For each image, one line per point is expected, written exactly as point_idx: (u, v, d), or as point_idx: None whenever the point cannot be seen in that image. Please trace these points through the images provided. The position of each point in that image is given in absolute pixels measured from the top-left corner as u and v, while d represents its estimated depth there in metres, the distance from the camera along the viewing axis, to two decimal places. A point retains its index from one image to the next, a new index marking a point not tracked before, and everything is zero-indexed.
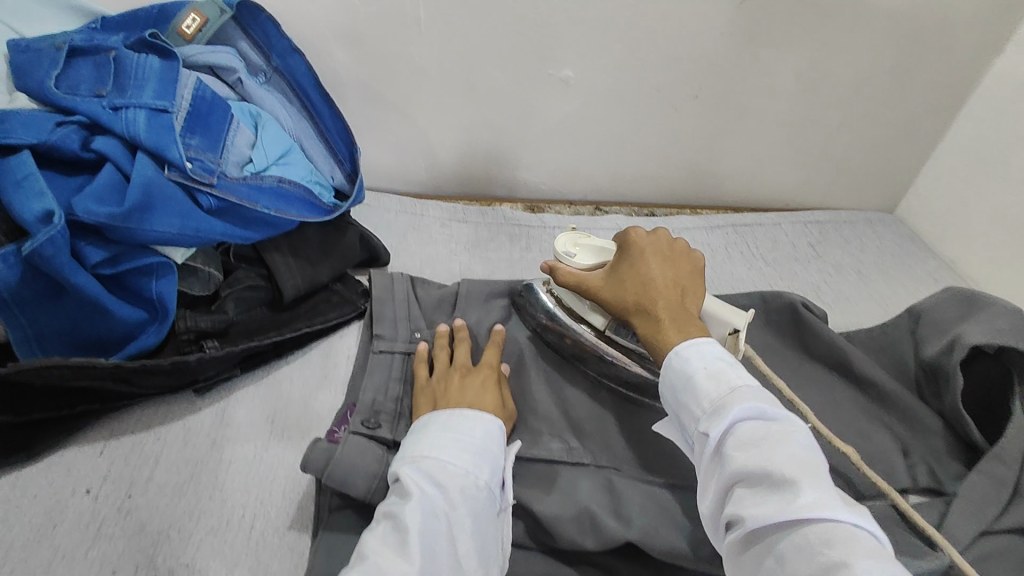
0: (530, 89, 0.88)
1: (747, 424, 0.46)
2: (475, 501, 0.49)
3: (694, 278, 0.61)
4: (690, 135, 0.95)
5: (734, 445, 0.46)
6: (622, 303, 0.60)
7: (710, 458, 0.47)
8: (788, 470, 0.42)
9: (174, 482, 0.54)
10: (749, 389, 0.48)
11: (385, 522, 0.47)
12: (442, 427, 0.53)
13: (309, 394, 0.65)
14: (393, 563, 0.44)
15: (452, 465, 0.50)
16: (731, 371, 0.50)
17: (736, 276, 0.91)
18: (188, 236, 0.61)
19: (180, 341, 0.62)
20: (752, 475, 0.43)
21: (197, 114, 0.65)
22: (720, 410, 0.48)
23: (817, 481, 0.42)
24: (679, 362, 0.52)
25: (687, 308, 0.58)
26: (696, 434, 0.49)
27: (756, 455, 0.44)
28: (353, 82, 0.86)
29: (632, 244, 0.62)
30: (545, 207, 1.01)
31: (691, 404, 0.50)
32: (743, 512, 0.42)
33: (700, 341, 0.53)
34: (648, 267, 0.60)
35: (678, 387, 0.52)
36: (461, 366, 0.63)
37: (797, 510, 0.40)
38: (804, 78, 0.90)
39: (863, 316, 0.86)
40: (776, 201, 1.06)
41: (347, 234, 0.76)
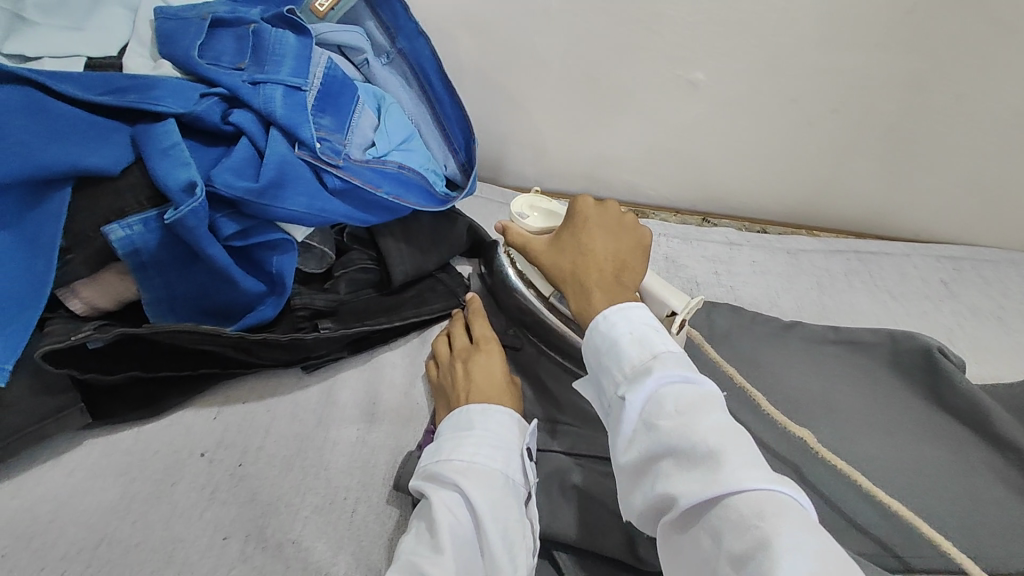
0: (651, 89, 0.84)
1: (671, 390, 0.42)
2: (496, 486, 0.47)
3: (636, 256, 0.57)
4: (819, 152, 0.89)
5: (657, 412, 0.42)
6: (559, 270, 0.56)
7: (629, 430, 0.43)
8: (711, 439, 0.39)
9: (282, 455, 0.55)
10: (672, 355, 0.44)
11: (416, 529, 0.46)
12: (455, 430, 0.51)
13: (410, 379, 0.64)
14: (426, 562, 0.43)
15: (467, 459, 0.48)
16: (658, 336, 0.46)
17: (856, 307, 0.85)
18: (313, 216, 0.61)
19: (295, 318, 0.63)
20: (677, 445, 0.39)
21: (328, 94, 0.66)
22: (642, 375, 0.43)
23: (736, 446, 0.38)
24: (606, 328, 0.47)
25: (623, 284, 0.53)
26: (616, 400, 0.45)
27: (684, 425, 0.40)
28: (472, 68, 0.85)
29: (579, 211, 0.59)
30: (652, 213, 0.98)
31: (615, 372, 0.45)
32: (672, 490, 0.38)
33: (630, 307, 0.48)
34: (592, 239, 0.56)
35: (601, 353, 0.47)
36: (461, 350, 0.62)
37: (722, 481, 0.37)
38: (959, 98, 0.82)
39: (1004, 369, 0.78)
40: (906, 229, 0.97)
41: (457, 226, 0.75)
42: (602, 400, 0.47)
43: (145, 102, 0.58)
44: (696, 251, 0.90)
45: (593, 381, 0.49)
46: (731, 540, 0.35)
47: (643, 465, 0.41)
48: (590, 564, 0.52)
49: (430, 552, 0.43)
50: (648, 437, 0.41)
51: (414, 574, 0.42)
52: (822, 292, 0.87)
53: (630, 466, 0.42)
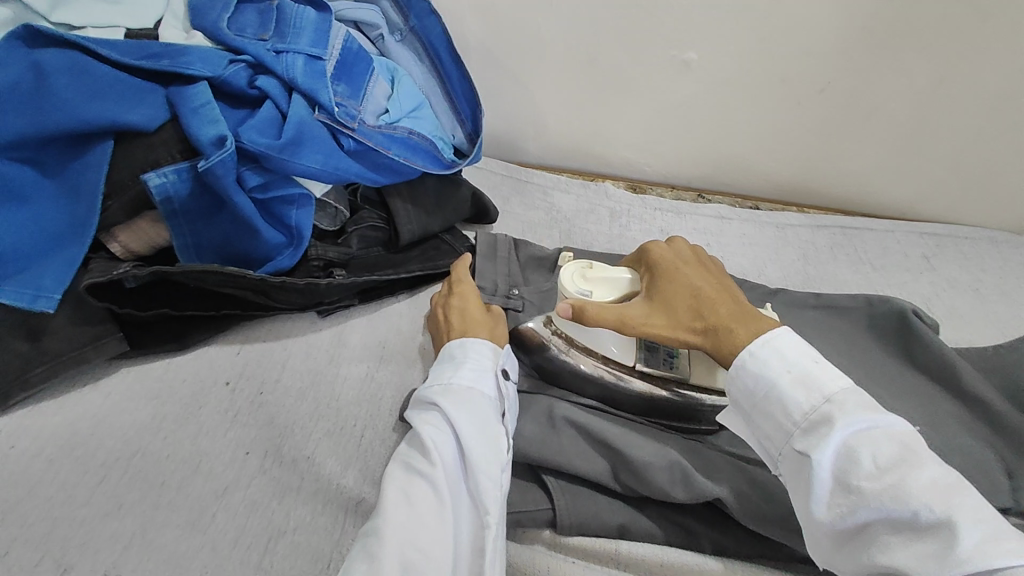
0: (648, 68, 0.89)
1: (864, 442, 0.44)
2: (473, 401, 0.52)
3: (722, 279, 0.63)
4: (808, 131, 0.93)
5: (853, 470, 0.44)
6: (680, 322, 0.58)
7: (828, 488, 0.45)
8: (933, 506, 0.40)
9: (297, 387, 0.60)
10: (845, 397, 0.46)
11: (407, 442, 0.51)
12: (437, 363, 0.57)
13: (415, 327, 0.69)
14: (416, 463, 0.48)
15: (448, 382, 0.54)
16: (821, 372, 0.49)
17: (839, 278, 0.89)
18: (329, 173, 0.66)
19: (311, 267, 0.69)
20: (890, 510, 0.41)
21: (344, 64, 0.71)
22: (819, 428, 0.46)
23: (967, 509, 0.40)
24: (756, 366, 0.50)
25: (744, 307, 0.58)
26: (792, 451, 0.47)
27: (886, 484, 0.42)
28: (479, 46, 0.90)
29: (658, 259, 0.63)
30: (647, 188, 1.02)
31: (781, 418, 0.48)
32: (891, 560, 0.41)
33: (772, 335, 0.51)
34: (689, 278, 0.60)
35: (755, 394, 0.50)
36: (444, 294, 0.68)
37: (969, 558, 0.38)
38: (941, 81, 0.86)
39: (976, 335, 0.82)
40: (891, 208, 1.01)
41: (461, 190, 0.80)
42: (767, 446, 0.50)
43: (179, 65, 0.63)
44: (688, 223, 0.95)
45: (743, 415, 0.52)
46: None
47: (857, 526, 0.43)
48: (569, 485, 0.57)
49: (419, 456, 0.49)
50: (848, 500, 0.43)
51: (406, 473, 0.48)
52: (808, 263, 0.92)
53: (829, 523, 0.44)
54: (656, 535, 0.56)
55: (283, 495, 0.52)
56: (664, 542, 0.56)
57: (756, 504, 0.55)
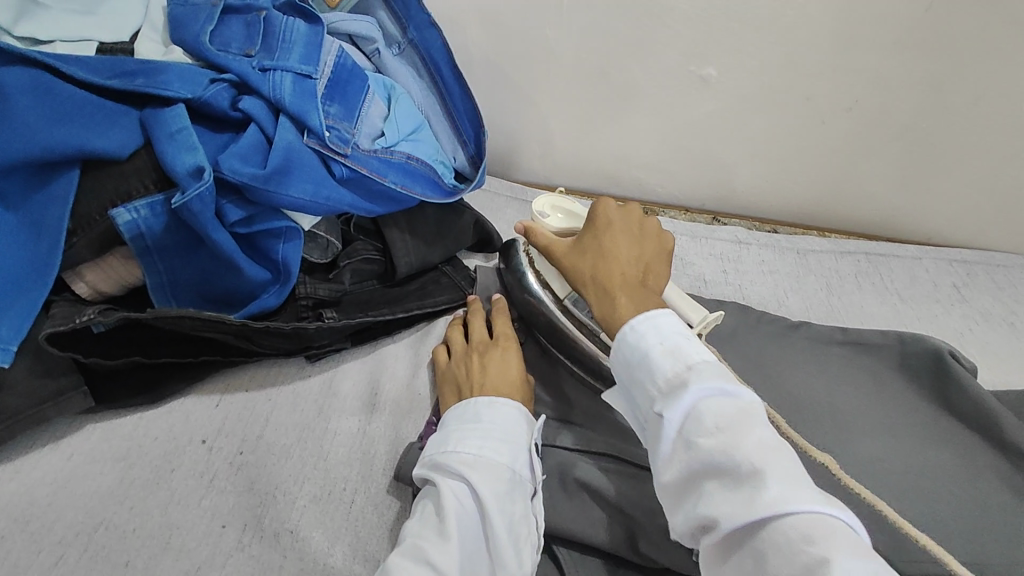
0: (662, 85, 0.83)
1: (711, 405, 0.40)
2: (503, 479, 0.47)
3: (659, 258, 0.56)
4: (831, 152, 0.87)
5: (695, 430, 0.40)
6: (581, 277, 0.55)
7: (670, 445, 0.41)
8: (754, 457, 0.37)
9: (282, 444, 0.55)
10: (707, 366, 0.43)
11: (419, 513, 0.46)
12: (459, 420, 0.51)
13: (413, 371, 0.64)
14: (431, 547, 0.43)
15: (474, 449, 0.48)
16: (690, 345, 0.45)
17: (865, 310, 0.84)
18: (319, 204, 0.61)
19: (298, 307, 0.63)
20: (718, 465, 0.38)
21: (337, 82, 0.65)
22: (676, 389, 0.42)
23: (784, 466, 0.37)
24: (633, 338, 0.46)
25: (648, 288, 0.52)
26: (651, 415, 0.43)
27: (721, 443, 0.39)
28: (483, 61, 0.84)
29: (600, 217, 0.57)
30: (659, 211, 0.97)
31: (645, 382, 0.44)
32: (716, 513, 0.37)
33: (657, 313, 0.47)
34: (613, 244, 0.54)
35: (629, 361, 0.46)
36: (483, 343, 0.61)
37: (767, 505, 0.36)
38: (976, 100, 0.80)
39: (1014, 374, 0.76)
40: (917, 232, 0.96)
41: (464, 218, 0.74)
42: (635, 411, 0.46)
43: (154, 86, 0.57)
44: (703, 249, 0.89)
45: (620, 386, 0.48)
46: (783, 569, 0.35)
47: (689, 479, 0.40)
48: (580, 556, 0.52)
49: (434, 537, 0.44)
50: (687, 457, 0.40)
51: (417, 557, 0.43)
52: (831, 293, 0.86)
53: (672, 485, 0.41)
54: None
55: None
56: None
57: None
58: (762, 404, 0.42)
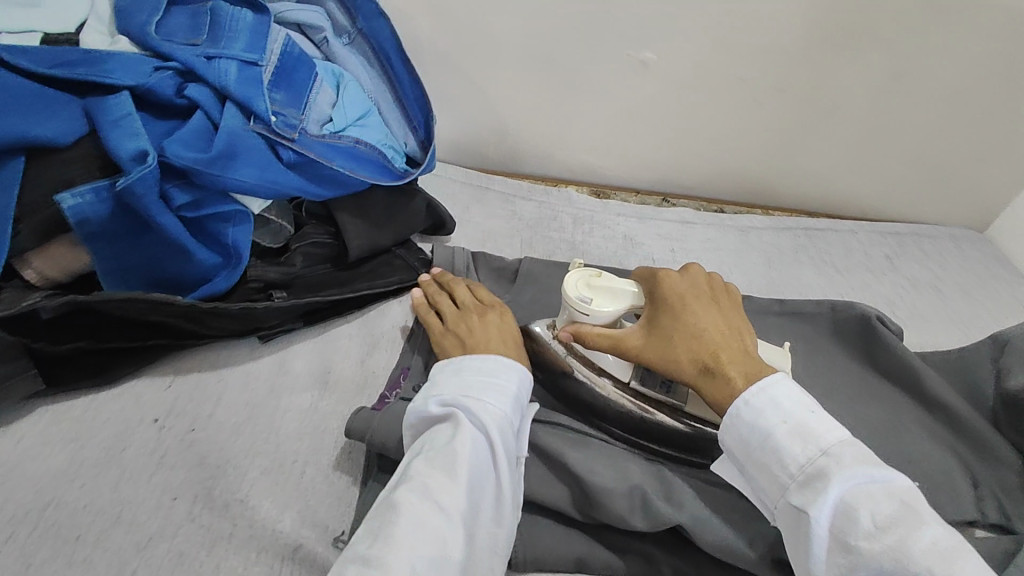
0: (608, 71, 0.86)
1: (861, 496, 0.42)
2: (510, 440, 0.50)
3: (733, 314, 0.58)
4: (770, 132, 0.91)
5: (849, 528, 0.41)
6: (679, 366, 0.54)
7: (821, 545, 0.42)
8: (930, 567, 0.38)
9: (233, 421, 0.56)
10: (841, 448, 0.44)
11: (420, 457, 0.48)
12: (477, 372, 0.54)
13: (365, 350, 0.66)
14: (439, 487, 0.45)
15: (477, 403, 0.51)
16: (813, 421, 0.46)
17: (804, 282, 0.88)
18: (266, 188, 0.62)
19: (249, 290, 0.64)
20: (887, 572, 0.39)
21: (284, 69, 0.66)
22: (814, 481, 0.43)
23: (957, 571, 0.38)
24: (750, 415, 0.47)
25: (753, 356, 0.54)
26: (785, 503, 0.45)
27: (886, 545, 0.40)
28: (432, 50, 0.86)
29: (668, 291, 0.57)
30: (610, 194, 1.00)
31: (776, 471, 0.45)
32: None
33: (770, 384, 0.48)
34: (697, 318, 0.55)
35: (750, 443, 0.47)
36: (479, 307, 0.65)
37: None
38: (900, 80, 0.85)
39: (939, 336, 0.81)
40: (854, 208, 1.01)
41: (415, 201, 0.76)
42: (762, 497, 0.47)
43: (96, 74, 0.58)
44: (652, 229, 0.93)
45: (735, 463, 0.49)
46: None
47: None
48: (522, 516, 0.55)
49: (440, 479, 0.46)
50: (846, 559, 0.41)
51: (425, 497, 0.45)
52: (772, 267, 0.90)
53: None
54: (615, 564, 0.53)
55: (212, 544, 0.48)
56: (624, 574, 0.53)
57: (719, 534, 0.50)
58: (915, 485, 0.43)
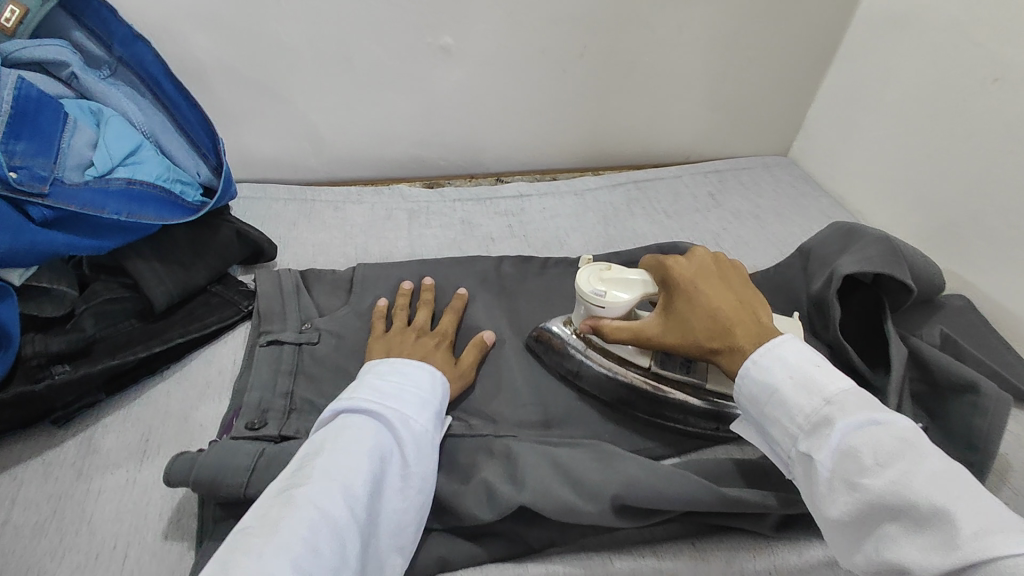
0: (409, 61, 0.84)
1: (865, 439, 0.42)
2: (426, 450, 0.50)
3: (751, 291, 0.56)
4: (582, 96, 0.94)
5: (855, 469, 0.41)
6: (692, 340, 0.54)
7: (822, 481, 0.43)
8: (932, 497, 0.38)
9: (33, 522, 0.50)
10: (846, 394, 0.44)
11: (333, 447, 0.46)
12: (395, 381, 0.53)
13: (189, 404, 0.60)
14: (344, 484, 0.43)
15: (398, 412, 0.51)
16: (821, 374, 0.46)
17: (638, 231, 0.91)
18: (22, 253, 0.55)
19: (29, 369, 0.56)
20: (897, 506, 0.39)
21: (22, 115, 0.58)
22: (820, 426, 0.44)
23: (961, 497, 0.37)
24: (759, 372, 0.48)
25: (765, 325, 0.52)
26: (797, 454, 0.45)
27: (888, 480, 0.39)
28: (215, 68, 0.80)
29: (677, 275, 0.55)
30: (445, 183, 0.98)
31: (783, 421, 0.46)
32: (899, 556, 0.39)
33: (779, 343, 0.49)
34: (707, 296, 0.53)
35: (763, 402, 0.47)
36: (420, 328, 0.64)
37: (969, 553, 0.35)
38: (685, 30, 0.90)
39: (761, 257, 0.88)
40: (676, 153, 1.06)
41: (220, 232, 0.70)
42: (777, 450, 0.47)
43: None
44: (489, 209, 0.93)
45: (754, 424, 0.50)
46: None
47: (862, 521, 0.41)
48: None
49: (354, 470, 0.44)
50: (853, 498, 0.41)
51: (336, 484, 0.43)
52: (609, 224, 0.92)
53: (841, 521, 0.42)
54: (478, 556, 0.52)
55: None
56: (489, 562, 0.52)
57: (562, 499, 0.51)
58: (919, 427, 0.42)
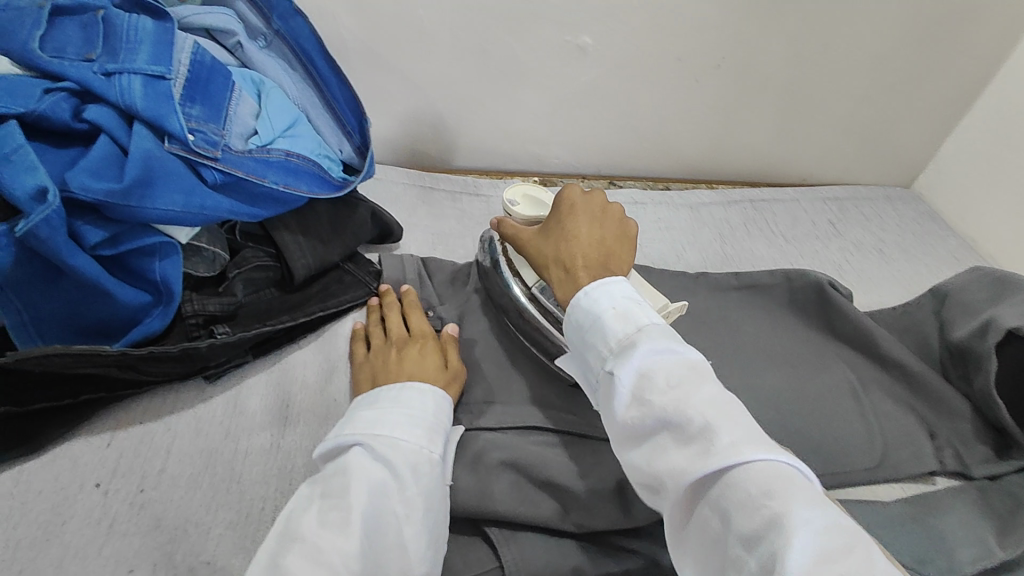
0: (546, 56, 0.84)
1: (661, 363, 0.42)
2: (425, 474, 0.46)
3: (624, 242, 0.58)
4: (710, 108, 0.92)
5: (648, 388, 0.42)
6: (548, 257, 0.57)
7: (624, 405, 0.42)
8: (704, 413, 0.39)
9: (188, 474, 0.52)
10: (656, 328, 0.45)
11: (320, 502, 0.43)
12: (384, 403, 0.50)
13: (325, 377, 0.61)
14: (333, 545, 0.40)
15: (388, 440, 0.47)
16: (641, 311, 0.47)
17: (756, 254, 0.89)
18: (193, 214, 0.57)
19: (187, 326, 0.58)
20: (673, 421, 0.40)
21: (197, 81, 0.60)
22: (629, 348, 0.44)
23: (728, 418, 0.39)
24: (587, 303, 0.48)
25: (613, 265, 0.54)
26: (602, 374, 0.45)
27: (673, 401, 0.40)
28: (360, 48, 0.81)
29: (567, 200, 0.59)
30: (559, 182, 0.98)
31: (597, 343, 0.46)
32: (671, 474, 0.39)
33: (611, 281, 0.49)
34: (575, 224, 0.57)
35: (584, 326, 0.48)
36: (398, 338, 0.61)
37: (724, 457, 0.37)
38: (827, 49, 0.87)
39: (887, 295, 0.84)
40: (794, 175, 1.03)
41: (358, 211, 0.72)
42: (590, 379, 0.48)
43: None
44: None
45: (573, 353, 0.50)
46: (741, 521, 0.36)
47: (644, 438, 0.41)
48: (513, 533, 0.50)
49: (346, 529, 0.41)
50: (643, 413, 0.41)
51: (327, 551, 0.40)
52: (725, 243, 0.90)
53: (636, 437, 0.42)
54: None
55: None
56: None
57: None
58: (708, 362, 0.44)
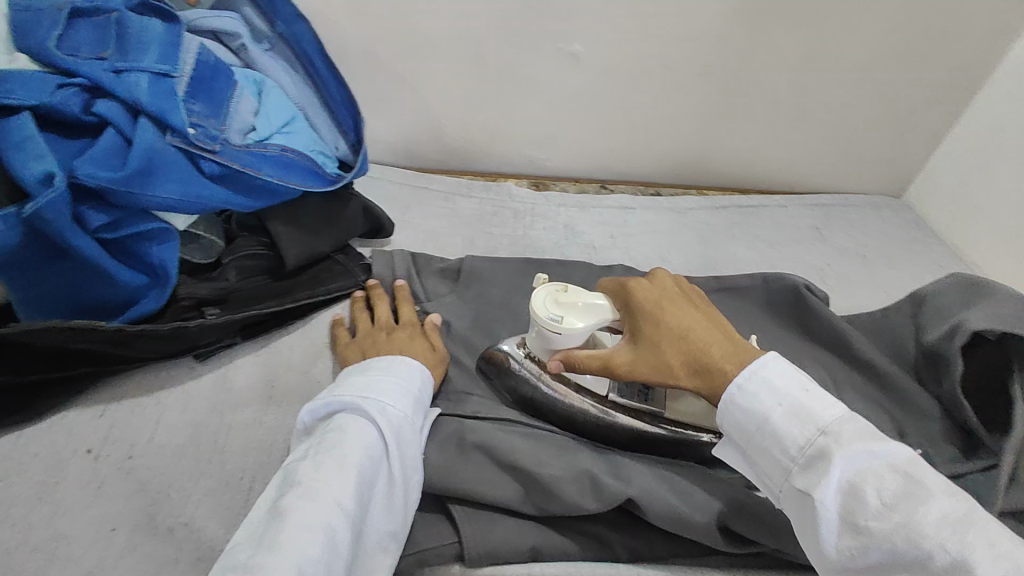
0: (538, 61, 0.87)
1: (866, 474, 0.41)
2: (407, 434, 0.51)
3: (706, 308, 0.56)
4: (698, 114, 0.94)
5: (860, 509, 0.40)
6: (669, 368, 0.51)
7: (832, 529, 0.41)
8: (938, 540, 0.37)
9: (174, 444, 0.55)
10: (840, 424, 0.43)
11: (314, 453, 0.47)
12: (370, 373, 0.55)
13: (309, 361, 0.65)
14: (328, 487, 0.44)
15: (375, 403, 0.51)
16: (810, 400, 0.45)
17: (739, 257, 0.90)
18: (189, 203, 0.61)
19: (180, 308, 0.62)
20: (900, 553, 0.38)
21: (200, 79, 0.64)
22: (820, 462, 0.42)
23: (964, 527, 0.37)
24: (745, 401, 0.46)
25: (741, 342, 0.51)
26: (792, 489, 0.44)
27: (897, 523, 0.39)
28: (359, 52, 0.85)
29: (641, 300, 0.54)
30: (550, 184, 1.01)
31: (778, 454, 0.44)
32: None
33: (758, 368, 0.47)
34: (676, 318, 0.52)
35: (755, 436, 0.46)
36: (386, 324, 0.65)
37: None
38: (813, 58, 0.89)
39: (866, 300, 0.86)
40: (783, 182, 1.05)
41: (350, 207, 0.74)
42: (768, 483, 0.46)
43: None
44: (591, 217, 0.94)
45: (737, 447, 0.48)
46: None
47: (873, 566, 0.39)
48: (476, 511, 0.53)
49: (340, 473, 0.45)
50: (858, 542, 0.40)
51: (323, 491, 0.43)
52: (709, 246, 0.92)
53: (853, 567, 0.40)
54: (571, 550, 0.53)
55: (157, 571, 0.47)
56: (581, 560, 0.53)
57: (665, 503, 0.52)
58: (917, 455, 0.42)
